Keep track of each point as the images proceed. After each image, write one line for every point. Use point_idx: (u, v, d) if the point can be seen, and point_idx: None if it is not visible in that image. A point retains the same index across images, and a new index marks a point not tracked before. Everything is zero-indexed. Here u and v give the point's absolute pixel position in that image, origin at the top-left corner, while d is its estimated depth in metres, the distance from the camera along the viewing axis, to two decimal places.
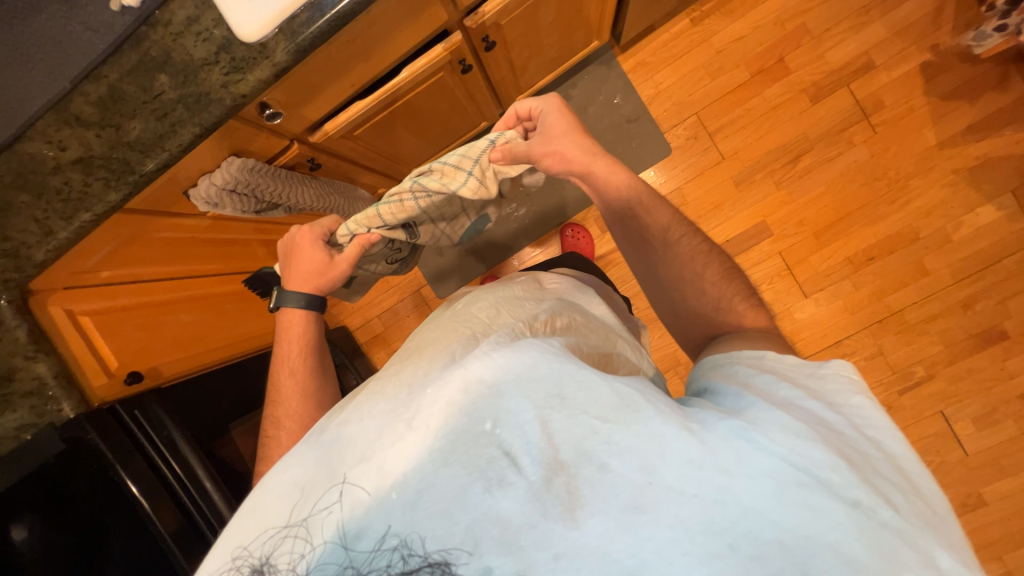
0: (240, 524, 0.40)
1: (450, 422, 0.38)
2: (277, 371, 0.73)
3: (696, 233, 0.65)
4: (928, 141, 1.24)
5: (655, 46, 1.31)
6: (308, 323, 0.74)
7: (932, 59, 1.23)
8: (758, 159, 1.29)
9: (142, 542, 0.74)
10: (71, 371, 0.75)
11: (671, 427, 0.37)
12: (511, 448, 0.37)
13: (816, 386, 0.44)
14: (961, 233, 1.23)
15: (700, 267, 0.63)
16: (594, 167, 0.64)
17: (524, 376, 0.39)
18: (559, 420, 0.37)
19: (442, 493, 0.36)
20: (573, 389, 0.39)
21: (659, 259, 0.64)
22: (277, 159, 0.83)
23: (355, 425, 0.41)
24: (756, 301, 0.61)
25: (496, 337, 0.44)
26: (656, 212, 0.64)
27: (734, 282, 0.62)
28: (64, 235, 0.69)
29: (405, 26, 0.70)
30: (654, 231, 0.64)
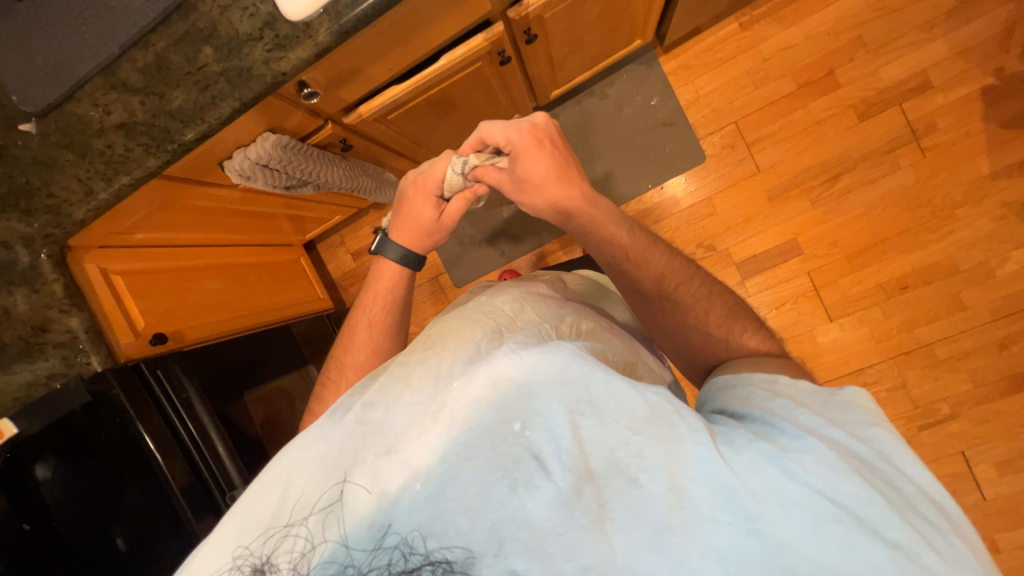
0: (254, 499, 0.40)
1: (477, 417, 0.38)
2: (354, 318, 0.68)
3: (697, 275, 0.61)
4: (981, 170, 1.17)
5: (699, 49, 1.27)
6: (399, 284, 0.70)
7: (995, 84, 1.16)
8: (796, 175, 1.25)
9: (152, 493, 0.76)
10: (100, 328, 0.78)
11: (703, 447, 0.36)
12: (539, 451, 0.37)
13: (834, 412, 0.42)
14: (1006, 269, 1.17)
15: (703, 312, 0.59)
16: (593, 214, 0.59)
17: (555, 377, 0.39)
18: (589, 426, 0.38)
19: (468, 489, 0.36)
20: (602, 396, 0.38)
21: (659, 310, 0.60)
22: (310, 138, 0.84)
23: (380, 410, 0.41)
24: (768, 334, 0.57)
25: (523, 336, 0.44)
26: (650, 264, 0.59)
27: (741, 321, 0.58)
28: (104, 196, 0.71)
29: (448, 13, 0.70)
30: (650, 283, 0.59)
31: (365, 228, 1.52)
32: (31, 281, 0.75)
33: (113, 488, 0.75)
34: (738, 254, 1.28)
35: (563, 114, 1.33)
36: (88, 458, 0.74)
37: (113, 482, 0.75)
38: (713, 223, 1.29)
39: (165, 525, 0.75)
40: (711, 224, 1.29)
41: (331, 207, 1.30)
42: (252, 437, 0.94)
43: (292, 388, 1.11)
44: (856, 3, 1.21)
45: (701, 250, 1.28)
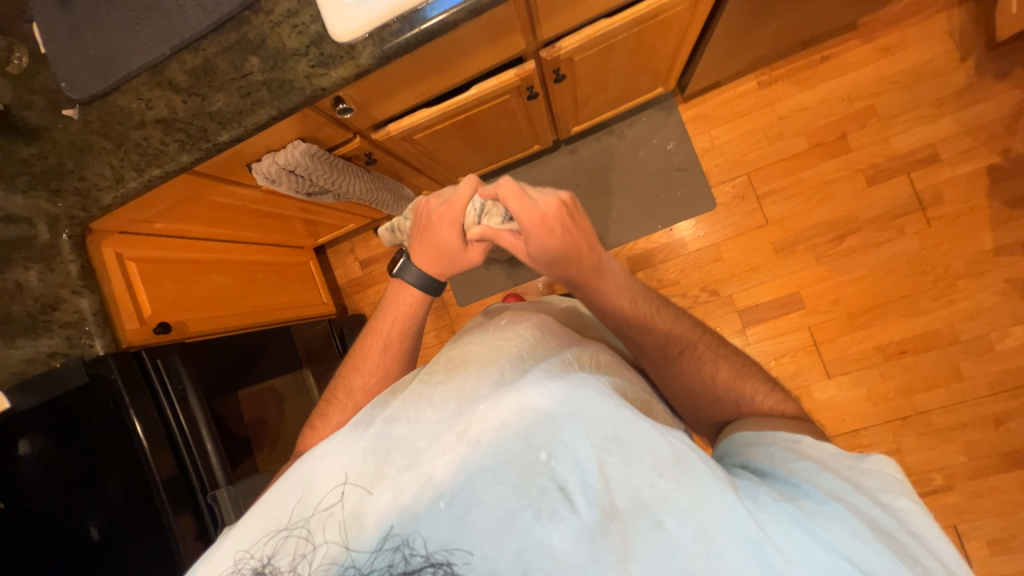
0: (271, 497, 0.41)
1: (503, 443, 0.39)
2: (367, 338, 0.68)
3: (701, 334, 0.62)
4: (985, 245, 1.20)
5: (717, 101, 1.32)
6: (415, 309, 0.68)
7: (1001, 163, 1.20)
8: (803, 231, 1.28)
9: (135, 483, 0.73)
10: (108, 312, 0.79)
11: (729, 496, 0.36)
12: (564, 483, 0.38)
13: (860, 479, 0.42)
14: (1005, 344, 1.18)
15: (710, 374, 0.59)
16: (601, 282, 0.59)
17: (582, 412, 0.40)
18: (616, 464, 0.38)
19: (492, 514, 0.37)
20: (629, 436, 0.39)
21: (666, 375, 0.60)
22: (337, 149, 0.86)
23: (402, 425, 0.42)
24: (781, 394, 0.57)
25: (548, 364, 0.45)
26: (652, 332, 0.59)
27: (750, 380, 0.58)
28: (133, 185, 0.72)
29: (484, 48, 0.73)
30: (655, 352, 0.60)
31: (376, 238, 1.54)
32: (48, 259, 0.77)
33: (93, 475, 0.72)
34: (741, 302, 1.29)
35: (582, 149, 1.37)
36: (75, 441, 0.72)
37: (92, 468, 0.72)
38: (719, 269, 1.31)
39: (142, 524, 0.72)
40: (716, 270, 1.31)
41: (346, 215, 1.33)
42: (239, 437, 0.93)
43: (283, 389, 1.08)
44: (871, 74, 1.26)
45: (705, 294, 1.30)
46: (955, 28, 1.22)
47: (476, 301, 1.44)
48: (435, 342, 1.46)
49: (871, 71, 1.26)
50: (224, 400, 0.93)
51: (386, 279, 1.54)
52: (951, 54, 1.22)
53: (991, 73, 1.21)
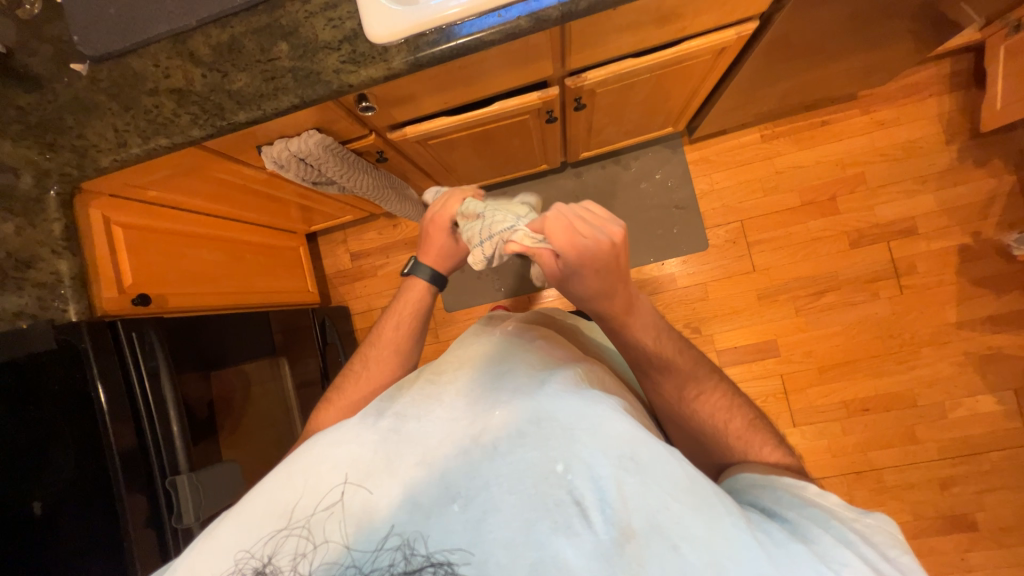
0: (272, 484, 0.43)
1: (519, 453, 0.40)
2: (379, 322, 0.70)
3: (717, 380, 0.62)
4: (948, 318, 1.28)
5: (721, 148, 1.37)
6: (426, 297, 0.70)
7: (971, 244, 1.28)
8: (785, 282, 1.33)
9: (90, 457, 0.69)
10: (86, 276, 0.76)
11: (741, 530, 0.37)
12: (580, 497, 0.38)
13: (865, 531, 0.42)
14: (958, 413, 1.25)
15: (722, 422, 0.60)
16: (630, 317, 0.58)
17: (600, 427, 0.40)
18: (633, 484, 0.38)
19: (507, 521, 0.38)
20: (646, 457, 0.39)
21: (675, 413, 0.61)
22: (351, 143, 0.86)
23: (413, 421, 0.44)
24: (783, 447, 0.58)
25: (564, 375, 0.46)
26: (669, 372, 0.60)
27: (761, 433, 0.59)
28: (135, 151, 0.70)
29: (512, 68, 0.74)
30: (665, 389, 0.61)
31: (371, 233, 1.53)
32: (31, 214, 0.74)
33: (45, 443, 0.68)
34: (721, 342, 1.33)
35: (587, 174, 1.39)
36: (32, 409, 0.68)
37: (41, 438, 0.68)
38: (703, 308, 1.35)
39: (92, 502, 0.68)
40: (701, 308, 1.35)
41: (344, 206, 1.31)
42: (201, 420, 0.88)
43: (253, 374, 1.04)
44: (865, 143, 1.33)
45: (687, 330, 1.33)
46: (944, 113, 1.31)
47: (464, 308, 1.44)
48: None
49: (865, 141, 1.33)
50: (187, 379, 0.88)
51: (375, 275, 1.52)
52: (938, 136, 1.31)
53: (971, 160, 1.29)
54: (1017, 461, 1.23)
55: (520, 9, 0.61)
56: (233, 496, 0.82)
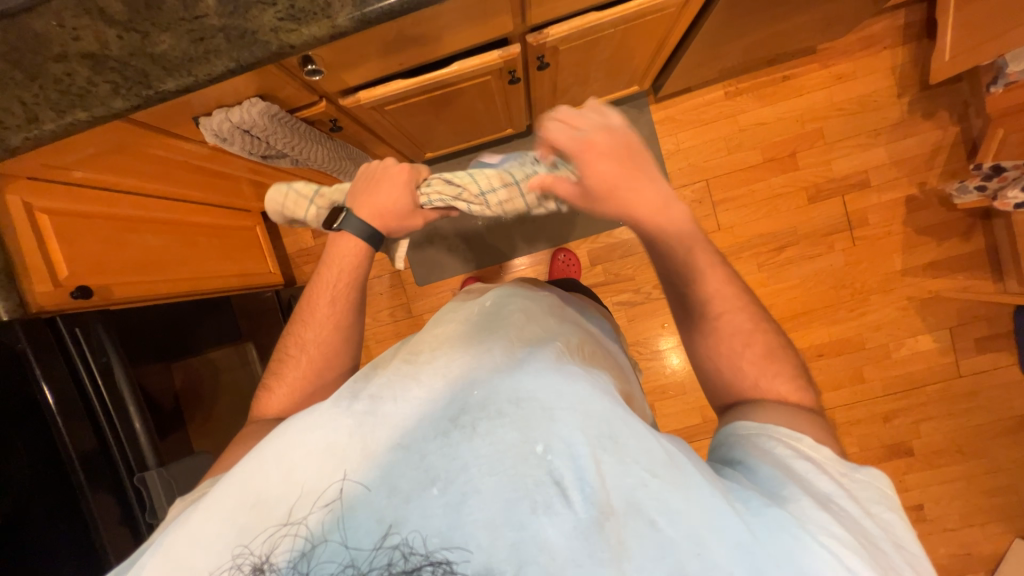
0: (247, 468, 0.42)
1: (500, 434, 0.40)
2: (313, 293, 0.67)
3: (747, 308, 0.60)
4: (895, 266, 1.36)
5: (687, 106, 1.36)
6: (361, 260, 0.66)
7: (917, 195, 1.35)
8: (748, 239, 1.37)
9: (46, 458, 0.66)
10: (13, 269, 0.70)
11: (717, 499, 0.38)
12: (561, 478, 0.38)
13: (852, 488, 0.44)
14: (900, 352, 1.36)
15: (741, 345, 0.59)
16: (668, 218, 0.58)
17: (579, 407, 0.41)
18: (611, 462, 0.39)
19: (489, 503, 0.37)
20: (624, 434, 0.40)
21: (698, 329, 0.60)
22: (299, 112, 0.80)
23: (389, 403, 0.43)
24: (803, 384, 0.57)
25: (540, 357, 0.47)
26: (700, 287, 0.59)
27: (776, 363, 0.58)
28: (50, 127, 0.62)
29: (470, 24, 0.69)
30: (693, 300, 0.60)
31: None
32: None
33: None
34: None
35: None
36: None
37: None
38: None
39: (52, 504, 0.66)
40: None
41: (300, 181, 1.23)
42: (166, 411, 0.88)
43: (220, 361, 1.05)
44: (824, 98, 1.35)
45: (657, 291, 1.37)
46: (897, 66, 1.33)
47: (435, 281, 1.41)
48: (389, 320, 1.44)
49: (823, 95, 1.35)
50: (143, 369, 0.85)
51: None
52: (891, 89, 1.34)
53: (920, 112, 1.34)
54: (949, 392, 1.36)
55: None
56: None
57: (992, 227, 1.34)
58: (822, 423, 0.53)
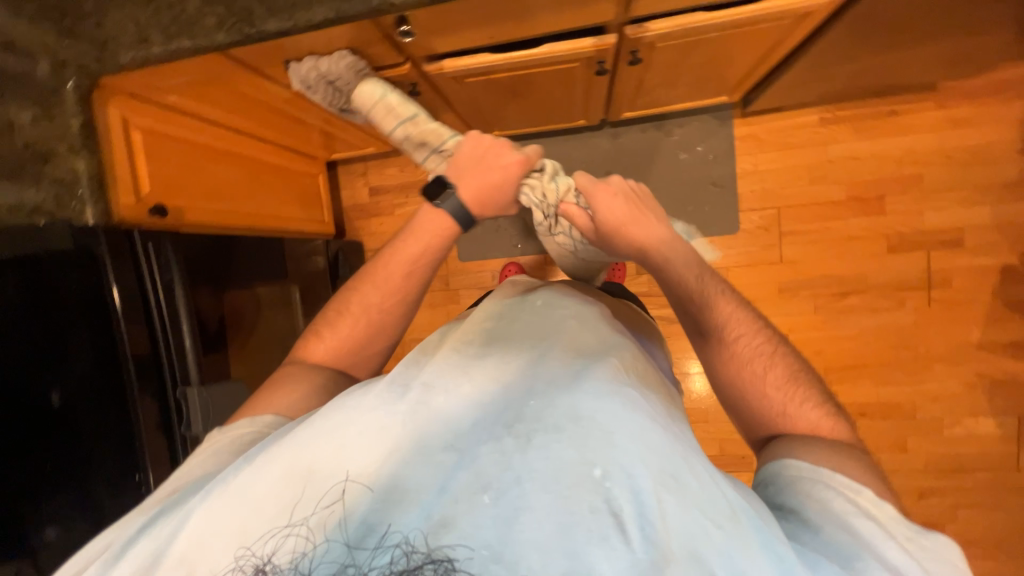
0: (299, 439, 0.43)
1: (557, 451, 0.40)
2: (386, 259, 0.67)
3: (759, 330, 0.60)
4: (970, 337, 1.24)
5: (774, 126, 1.28)
6: (444, 244, 0.67)
7: (1016, 265, 1.22)
8: (811, 278, 1.29)
9: (106, 351, 0.72)
10: (104, 178, 0.75)
11: (772, 557, 0.38)
12: (619, 509, 0.37)
13: (918, 554, 0.42)
14: (955, 430, 1.26)
15: (761, 369, 0.58)
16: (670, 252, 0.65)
17: (639, 436, 0.41)
18: (671, 502, 0.38)
19: (542, 521, 0.37)
20: (684, 473, 0.40)
21: (716, 358, 0.61)
22: (383, 71, 0.80)
23: (440, 396, 0.45)
24: (834, 410, 0.56)
25: (597, 374, 0.47)
26: (713, 311, 0.61)
27: (801, 388, 0.57)
28: (157, 51, 0.64)
29: (571, 7, 0.67)
30: (711, 329, 0.61)
31: (392, 168, 1.47)
32: (47, 103, 0.70)
33: (58, 333, 0.69)
34: None
35: (625, 136, 1.31)
36: (50, 308, 0.69)
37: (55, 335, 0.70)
38: None
39: (102, 397, 0.71)
40: None
41: (368, 138, 1.26)
42: (211, 333, 0.88)
43: (264, 295, 1.06)
44: (932, 141, 1.22)
45: None
46: None
47: (478, 259, 1.42)
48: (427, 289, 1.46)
49: (932, 138, 1.22)
50: (199, 292, 0.87)
51: (392, 213, 1.49)
52: (1012, 144, 1.20)
53: None
54: (1001, 484, 1.25)
55: None
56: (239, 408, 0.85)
57: None
58: (857, 452, 0.51)
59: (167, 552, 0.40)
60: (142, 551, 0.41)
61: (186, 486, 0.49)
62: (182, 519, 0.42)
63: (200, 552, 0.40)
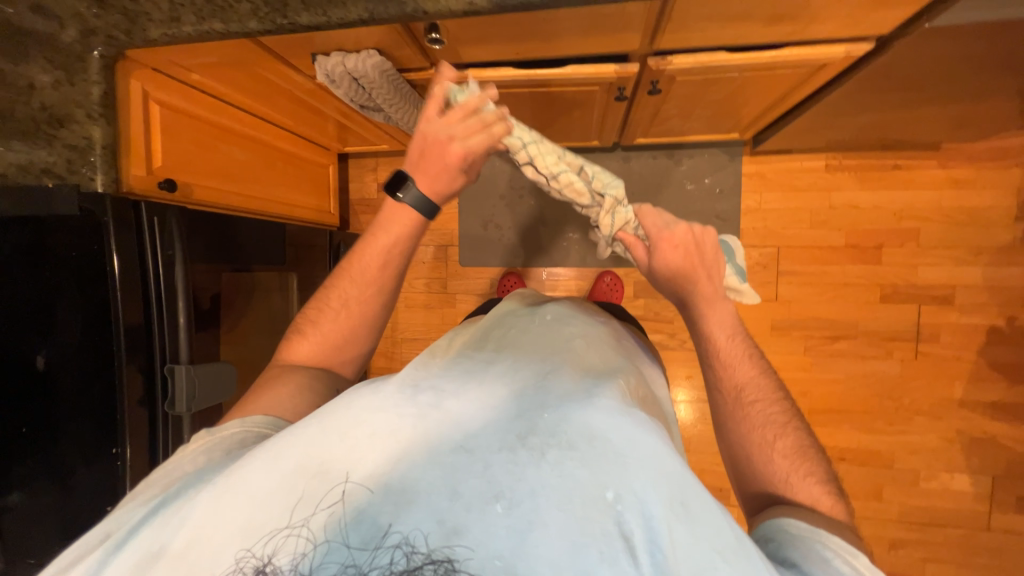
0: (308, 432, 0.43)
1: (571, 470, 0.40)
2: (362, 252, 0.66)
3: (777, 400, 0.60)
4: (953, 394, 1.26)
5: (781, 167, 1.30)
6: (415, 231, 0.65)
7: (1003, 328, 1.24)
8: (803, 319, 1.31)
9: (98, 321, 0.71)
10: (117, 149, 0.75)
11: None
12: (629, 533, 0.38)
13: None
14: (930, 484, 1.27)
15: (772, 437, 0.58)
16: (708, 310, 0.62)
17: (651, 462, 0.41)
18: (682, 531, 0.38)
19: (554, 540, 0.37)
20: (694, 503, 0.40)
21: (727, 416, 0.61)
22: (407, 73, 0.81)
23: (451, 400, 0.45)
24: (835, 490, 0.55)
25: (609, 395, 0.48)
26: (732, 369, 0.61)
27: (809, 463, 0.56)
28: (188, 31, 0.64)
29: (597, 33, 0.68)
30: (725, 386, 0.62)
31: None
32: (70, 70, 0.69)
33: (51, 298, 0.69)
34: None
35: (636, 161, 1.33)
36: (46, 269, 0.69)
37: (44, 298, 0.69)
38: None
39: (88, 369, 0.71)
40: None
41: (383, 135, 1.27)
42: (205, 310, 0.86)
43: (261, 279, 1.05)
44: (932, 199, 1.25)
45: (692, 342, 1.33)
46: None
47: (479, 266, 1.42)
48: (425, 289, 1.47)
49: (932, 196, 1.25)
50: (197, 266, 0.86)
51: None
52: (1009, 209, 1.23)
53: None
54: (970, 541, 1.26)
55: None
56: (228, 392, 0.84)
57: None
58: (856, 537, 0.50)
59: (170, 545, 0.40)
60: (143, 544, 0.40)
61: (183, 478, 0.47)
62: (184, 514, 0.41)
63: (200, 549, 0.39)
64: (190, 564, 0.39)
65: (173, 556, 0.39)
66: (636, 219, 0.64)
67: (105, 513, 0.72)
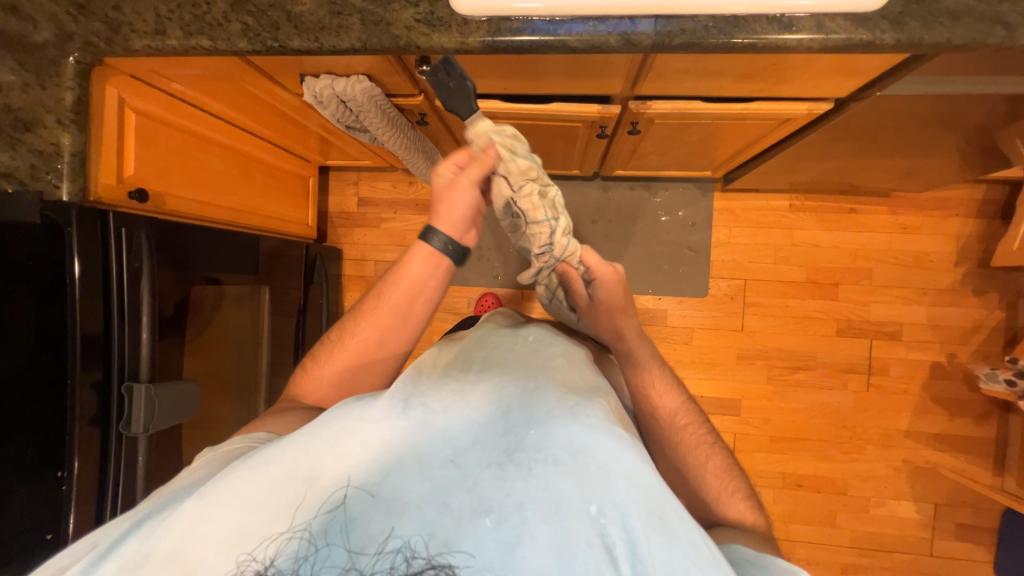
0: (300, 442, 0.44)
1: (559, 485, 0.42)
2: (378, 296, 0.66)
3: (703, 425, 0.73)
4: (900, 425, 1.34)
5: (749, 205, 1.37)
6: (428, 283, 0.64)
7: (944, 364, 1.34)
8: (766, 349, 1.37)
9: (51, 333, 0.67)
10: (87, 155, 0.72)
11: None
12: (612, 545, 0.40)
13: None
14: (880, 510, 1.34)
15: (705, 459, 0.69)
16: (636, 343, 0.72)
17: (633, 477, 0.44)
18: (661, 544, 0.41)
19: (541, 549, 0.39)
20: (671, 518, 0.42)
21: (668, 441, 0.70)
22: (396, 98, 0.83)
23: (439, 415, 0.48)
24: (755, 504, 0.68)
25: (593, 412, 0.50)
26: (669, 400, 0.71)
27: (733, 479, 0.70)
28: (173, 44, 0.63)
29: (581, 77, 0.72)
30: (664, 416, 0.71)
31: (384, 182, 1.48)
32: (42, 74, 0.67)
33: None
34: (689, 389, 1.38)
35: (614, 191, 1.38)
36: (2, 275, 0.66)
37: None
38: (683, 350, 1.39)
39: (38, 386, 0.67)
40: (681, 350, 1.39)
41: (366, 152, 1.27)
42: (168, 318, 0.82)
43: (231, 291, 0.99)
44: (882, 242, 1.35)
45: None
46: (963, 236, 1.33)
47: (457, 285, 1.43)
48: None
49: (882, 239, 1.35)
50: (163, 275, 0.82)
51: (377, 226, 1.49)
52: (950, 255, 1.33)
53: (971, 287, 1.33)
54: (912, 565, 1.34)
55: (613, 24, 0.57)
56: (188, 413, 0.80)
57: (1008, 420, 1.32)
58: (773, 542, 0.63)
59: (160, 550, 0.40)
60: (134, 551, 0.41)
61: (174, 491, 0.48)
62: (172, 522, 0.41)
63: (192, 555, 0.40)
64: (183, 561, 0.39)
65: (160, 564, 0.40)
66: (581, 257, 0.64)
67: (42, 543, 0.66)
